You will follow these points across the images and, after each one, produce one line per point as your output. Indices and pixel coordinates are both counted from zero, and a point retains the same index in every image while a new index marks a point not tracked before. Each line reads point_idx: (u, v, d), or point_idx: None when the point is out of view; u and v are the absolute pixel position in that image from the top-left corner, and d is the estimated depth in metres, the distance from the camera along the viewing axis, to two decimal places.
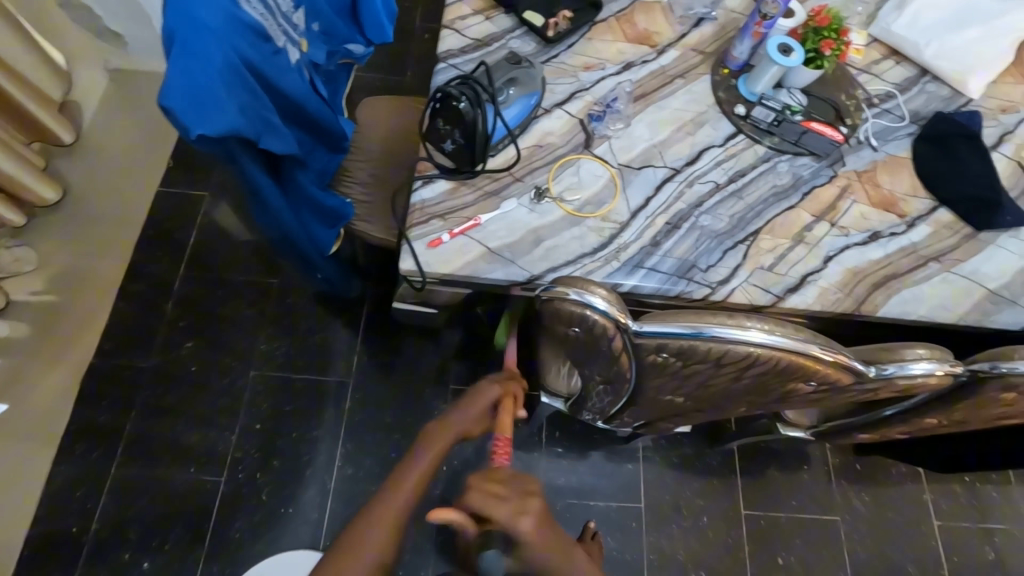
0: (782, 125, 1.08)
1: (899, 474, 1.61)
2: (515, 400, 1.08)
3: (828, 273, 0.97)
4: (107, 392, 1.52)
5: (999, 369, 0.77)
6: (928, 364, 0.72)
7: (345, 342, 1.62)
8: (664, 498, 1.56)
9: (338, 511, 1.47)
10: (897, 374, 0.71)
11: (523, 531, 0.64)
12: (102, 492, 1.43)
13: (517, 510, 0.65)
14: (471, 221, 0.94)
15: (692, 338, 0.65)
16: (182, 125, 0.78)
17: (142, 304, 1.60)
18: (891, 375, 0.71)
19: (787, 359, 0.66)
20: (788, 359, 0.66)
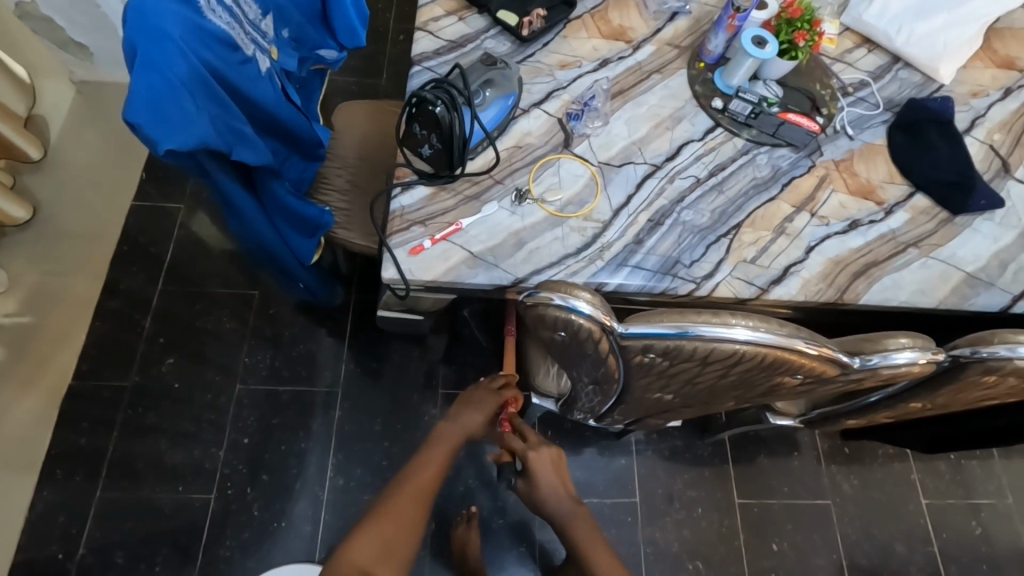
0: (760, 117, 1.08)
1: (887, 456, 1.63)
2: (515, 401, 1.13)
3: (810, 263, 0.97)
4: (88, 414, 1.48)
5: (981, 354, 0.78)
6: (911, 353, 0.71)
7: (331, 351, 1.60)
8: (658, 491, 1.56)
9: (332, 522, 1.45)
10: (882, 365, 0.71)
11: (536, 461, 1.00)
12: (86, 517, 1.39)
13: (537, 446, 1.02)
14: (453, 226, 0.93)
15: (677, 338, 0.64)
16: (148, 140, 0.75)
17: (120, 322, 1.57)
18: (875, 366, 0.71)
19: (773, 355, 0.66)
20: (773, 355, 0.65)
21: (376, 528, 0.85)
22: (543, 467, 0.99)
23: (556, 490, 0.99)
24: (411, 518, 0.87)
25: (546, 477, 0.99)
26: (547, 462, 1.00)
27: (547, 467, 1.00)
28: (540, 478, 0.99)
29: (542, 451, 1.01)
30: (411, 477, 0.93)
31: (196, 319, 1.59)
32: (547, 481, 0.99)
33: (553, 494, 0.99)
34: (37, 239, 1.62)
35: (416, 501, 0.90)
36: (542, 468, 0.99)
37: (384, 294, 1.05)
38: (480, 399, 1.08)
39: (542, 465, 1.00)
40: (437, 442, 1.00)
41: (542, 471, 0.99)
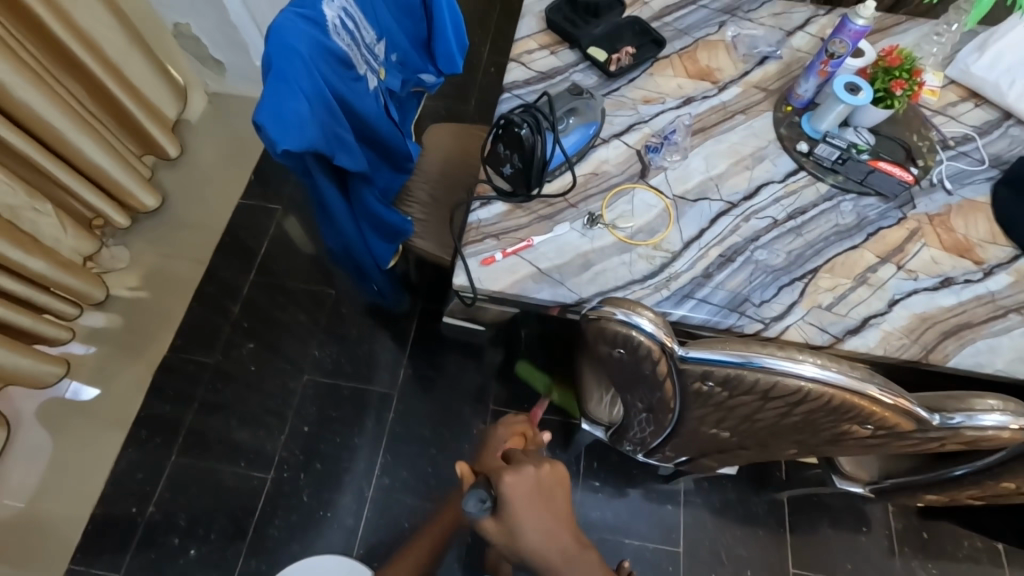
0: (847, 163, 1.05)
1: (975, 548, 1.47)
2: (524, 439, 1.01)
3: (892, 316, 0.92)
4: (174, 384, 1.63)
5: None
6: (1001, 416, 0.63)
7: (392, 355, 1.68)
8: (704, 544, 1.48)
9: (373, 521, 1.50)
10: (966, 426, 0.62)
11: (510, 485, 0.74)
12: (159, 479, 1.52)
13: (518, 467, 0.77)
14: (524, 242, 0.97)
15: (736, 365, 0.62)
16: (269, 140, 0.85)
17: (211, 306, 1.73)
18: (958, 426, 0.63)
19: (842, 397, 0.60)
20: (842, 397, 0.60)
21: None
22: (526, 497, 0.74)
23: (545, 537, 0.74)
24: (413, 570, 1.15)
25: (528, 510, 0.74)
26: (531, 489, 0.75)
27: (533, 498, 0.75)
28: (520, 514, 0.73)
29: (523, 474, 0.75)
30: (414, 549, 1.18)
31: (276, 311, 1.73)
32: (533, 513, 0.74)
33: (538, 535, 0.74)
34: (160, 225, 1.84)
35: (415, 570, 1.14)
36: (523, 502, 0.74)
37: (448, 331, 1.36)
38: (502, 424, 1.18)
39: (524, 488, 0.75)
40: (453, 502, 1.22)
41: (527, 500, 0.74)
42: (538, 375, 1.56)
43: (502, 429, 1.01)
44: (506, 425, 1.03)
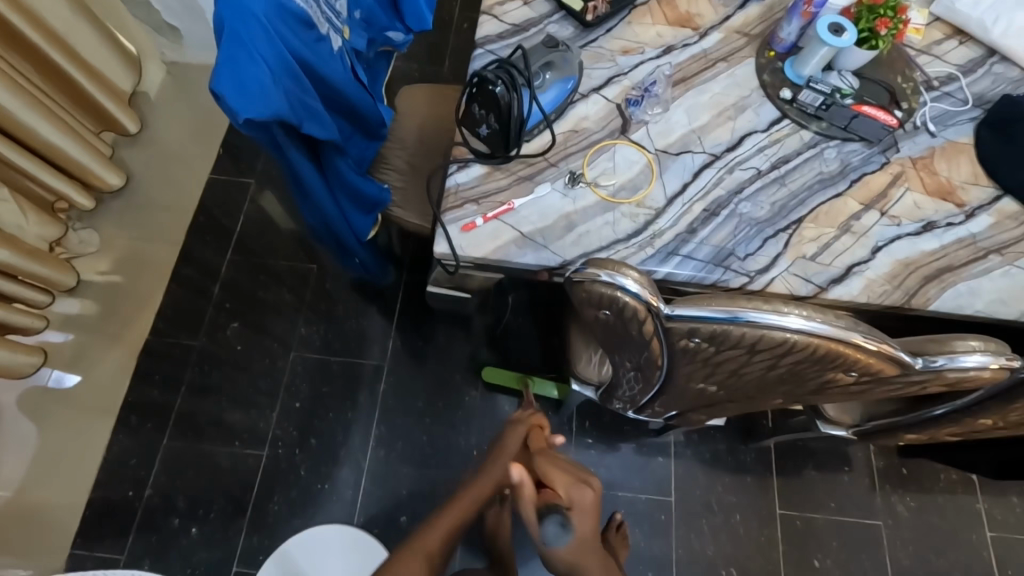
0: (831, 109, 1.03)
1: (950, 481, 1.55)
2: (542, 430, 1.15)
3: (875, 263, 0.92)
4: (160, 368, 1.62)
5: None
6: (982, 356, 0.62)
7: (380, 328, 1.67)
8: (695, 492, 1.54)
9: (372, 491, 1.53)
10: (948, 368, 0.62)
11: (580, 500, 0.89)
12: (153, 462, 1.52)
13: (577, 486, 0.90)
14: (505, 206, 0.94)
15: (721, 321, 0.60)
16: (230, 110, 0.80)
17: (190, 288, 1.71)
18: (940, 368, 0.62)
19: (828, 346, 0.59)
20: (828, 346, 0.59)
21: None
22: (587, 512, 0.89)
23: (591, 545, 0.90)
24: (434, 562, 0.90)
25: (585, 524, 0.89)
26: (589, 506, 0.89)
27: (587, 512, 0.89)
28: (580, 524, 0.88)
29: (585, 493, 0.89)
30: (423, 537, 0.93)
31: (259, 289, 1.71)
32: (587, 524, 0.89)
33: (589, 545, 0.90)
34: (129, 206, 1.77)
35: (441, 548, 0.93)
36: (584, 511, 0.89)
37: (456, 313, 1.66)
38: (520, 422, 1.14)
39: (582, 511, 0.89)
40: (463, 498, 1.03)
41: (584, 516, 0.88)
42: (505, 375, 1.58)
43: (517, 427, 1.13)
44: (521, 422, 1.15)
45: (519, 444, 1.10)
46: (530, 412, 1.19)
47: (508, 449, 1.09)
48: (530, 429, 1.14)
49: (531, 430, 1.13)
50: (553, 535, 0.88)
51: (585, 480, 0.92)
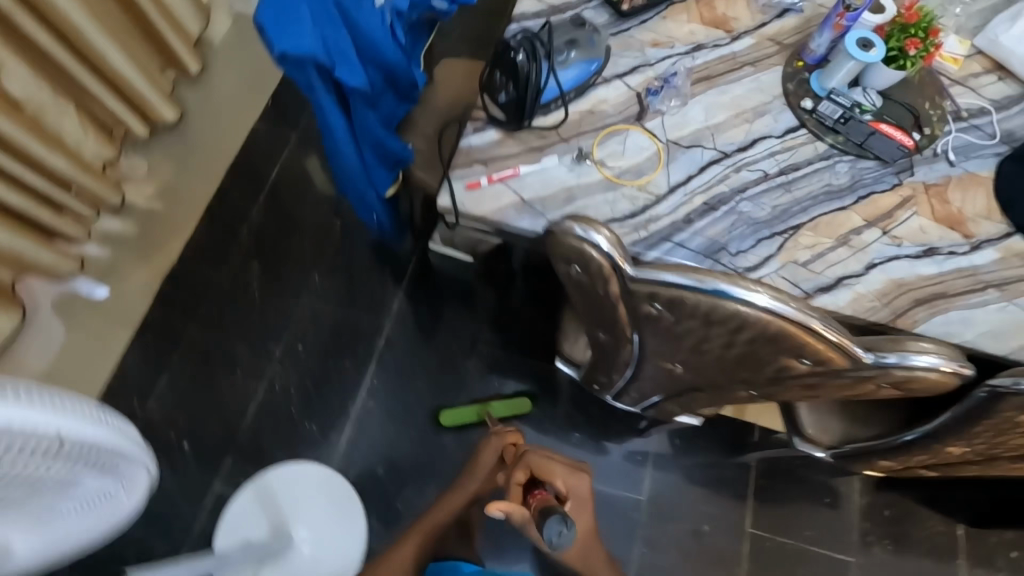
0: (849, 123, 1.03)
1: (933, 531, 1.51)
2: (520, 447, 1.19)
3: (868, 279, 0.92)
4: (183, 295, 1.74)
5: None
6: (935, 358, 0.61)
7: (388, 287, 1.74)
8: (668, 496, 1.54)
9: (356, 438, 1.59)
10: (897, 366, 0.61)
11: (579, 488, 1.03)
12: (162, 377, 1.63)
13: (570, 479, 1.03)
14: (512, 171, 0.98)
15: (677, 285, 0.62)
16: (269, 44, 0.92)
17: (218, 226, 1.85)
18: (889, 366, 0.61)
19: (778, 324, 0.60)
20: (777, 324, 0.60)
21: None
22: (584, 499, 1.03)
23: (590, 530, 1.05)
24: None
25: (581, 510, 1.03)
26: (584, 496, 1.03)
27: (584, 500, 1.03)
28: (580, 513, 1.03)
29: (580, 481, 1.03)
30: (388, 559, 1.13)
31: (283, 236, 1.81)
32: (585, 510, 1.04)
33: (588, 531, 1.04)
34: (179, 142, 1.78)
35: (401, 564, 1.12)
36: (581, 498, 1.03)
37: (446, 264, 1.71)
38: (495, 436, 1.21)
39: (578, 498, 1.03)
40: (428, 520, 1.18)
41: (579, 503, 1.03)
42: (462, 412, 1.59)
43: (495, 445, 1.20)
44: (500, 437, 1.20)
45: (494, 458, 1.20)
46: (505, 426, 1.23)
47: (485, 464, 1.20)
48: (504, 447, 1.19)
49: (506, 448, 1.19)
50: (553, 541, 0.91)
51: (577, 472, 1.04)
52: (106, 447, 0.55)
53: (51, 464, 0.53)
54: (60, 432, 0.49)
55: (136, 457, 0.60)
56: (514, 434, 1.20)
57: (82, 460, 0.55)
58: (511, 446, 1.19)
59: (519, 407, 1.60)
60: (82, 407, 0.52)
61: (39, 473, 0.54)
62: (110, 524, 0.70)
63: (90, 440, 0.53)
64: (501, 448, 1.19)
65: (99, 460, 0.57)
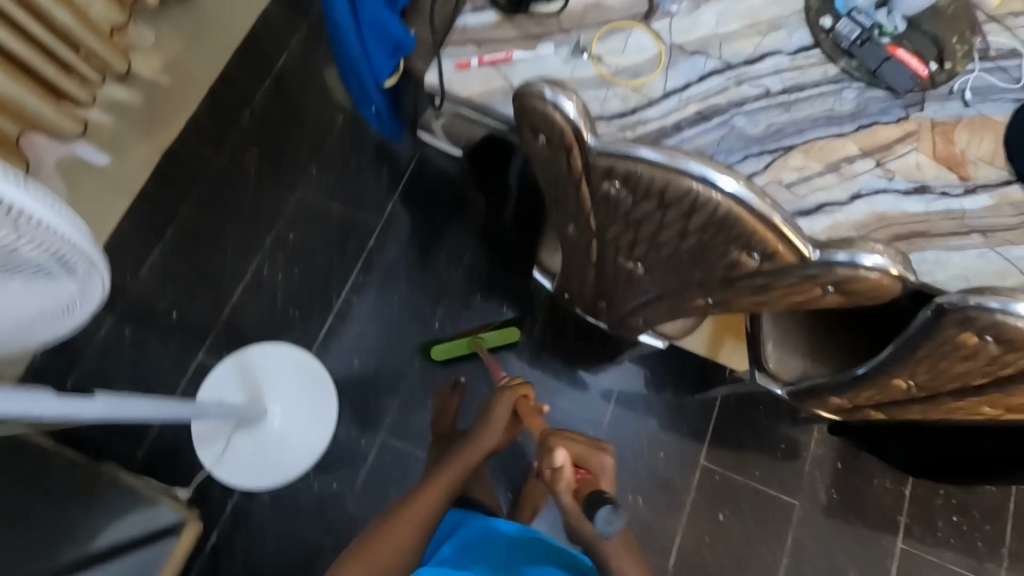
0: (865, 46, 0.97)
1: (881, 487, 1.55)
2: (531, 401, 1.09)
3: (850, 209, 0.90)
4: (179, 168, 1.73)
5: (965, 305, 0.68)
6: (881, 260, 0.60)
7: (383, 188, 1.73)
8: (629, 422, 1.59)
9: (336, 329, 1.63)
10: (841, 265, 0.61)
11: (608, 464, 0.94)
12: (155, 248, 1.66)
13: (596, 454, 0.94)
14: (504, 54, 0.95)
15: (633, 158, 0.62)
16: None
17: (219, 106, 1.78)
18: (833, 265, 0.61)
19: (727, 206, 0.60)
20: (727, 206, 0.60)
21: (369, 554, 0.91)
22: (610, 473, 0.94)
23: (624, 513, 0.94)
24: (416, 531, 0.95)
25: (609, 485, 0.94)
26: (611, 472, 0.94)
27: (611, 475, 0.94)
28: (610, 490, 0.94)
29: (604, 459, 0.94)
30: (409, 505, 0.98)
31: (284, 124, 1.78)
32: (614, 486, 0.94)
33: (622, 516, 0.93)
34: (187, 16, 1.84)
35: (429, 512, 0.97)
36: (608, 472, 0.94)
37: (443, 161, 1.72)
38: (505, 390, 1.09)
39: (606, 474, 0.94)
40: (451, 467, 1.03)
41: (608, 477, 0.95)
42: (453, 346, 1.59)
43: (506, 400, 1.08)
44: (509, 393, 1.09)
45: (508, 414, 1.08)
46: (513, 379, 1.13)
47: (496, 420, 1.07)
48: (515, 399, 1.08)
49: (518, 405, 1.08)
50: (600, 529, 0.84)
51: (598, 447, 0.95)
52: (78, 248, 0.60)
53: (27, 253, 0.57)
54: (45, 221, 0.54)
55: (99, 266, 0.65)
56: (522, 393, 1.09)
57: (56, 256, 0.59)
58: (522, 404, 1.08)
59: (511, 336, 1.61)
60: (62, 204, 0.56)
61: (8, 262, 0.57)
62: (55, 336, 0.75)
63: (65, 236, 0.57)
64: (512, 405, 1.08)
65: (70, 262, 0.61)
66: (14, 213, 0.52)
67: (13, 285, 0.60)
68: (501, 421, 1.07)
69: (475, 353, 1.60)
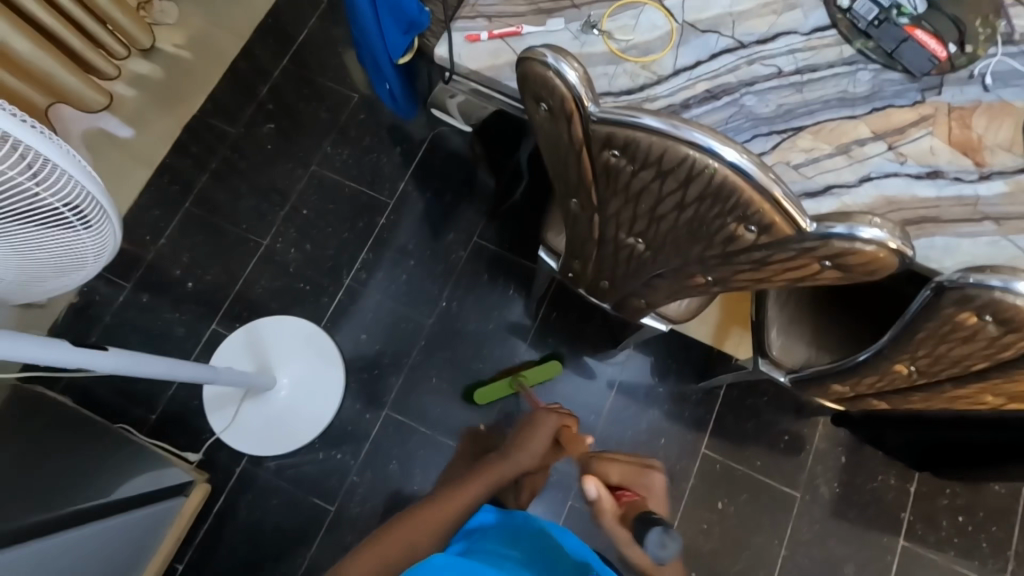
0: (882, 26, 0.95)
1: (884, 484, 1.53)
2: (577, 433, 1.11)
3: (859, 192, 0.89)
4: (197, 142, 1.76)
5: (967, 280, 0.66)
6: (880, 233, 0.59)
7: (396, 168, 1.75)
8: (631, 408, 1.59)
9: (344, 304, 1.65)
10: (840, 237, 0.60)
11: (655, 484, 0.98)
12: (173, 218, 1.70)
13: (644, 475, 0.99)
14: (514, 28, 0.95)
15: (631, 126, 0.62)
16: None
17: (238, 82, 1.81)
18: (831, 237, 0.61)
19: (724, 175, 0.60)
20: (723, 174, 0.60)
21: (386, 546, 0.88)
22: (657, 494, 0.98)
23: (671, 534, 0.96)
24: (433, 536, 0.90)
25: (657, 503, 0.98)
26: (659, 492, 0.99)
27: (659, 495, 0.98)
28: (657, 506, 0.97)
29: (653, 479, 0.98)
30: (429, 506, 0.93)
31: (301, 101, 1.80)
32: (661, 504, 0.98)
33: None
34: None
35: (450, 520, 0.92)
36: (656, 490, 0.98)
37: (456, 139, 1.75)
38: (551, 414, 1.11)
39: (654, 494, 0.98)
40: (481, 475, 0.99)
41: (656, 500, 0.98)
42: (497, 390, 1.56)
43: (550, 422, 1.09)
44: (554, 416, 1.10)
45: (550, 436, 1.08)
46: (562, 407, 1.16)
47: (537, 439, 1.07)
48: (560, 425, 1.10)
49: (562, 432, 1.10)
50: (654, 553, 0.80)
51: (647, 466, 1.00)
52: (92, 198, 0.63)
53: (44, 202, 0.59)
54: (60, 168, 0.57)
55: (112, 218, 0.68)
56: (567, 422, 1.12)
57: (72, 207, 0.62)
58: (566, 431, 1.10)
59: (551, 371, 1.59)
60: (75, 153, 0.59)
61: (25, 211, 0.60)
62: (66, 288, 0.78)
63: (78, 184, 0.60)
64: (555, 427, 1.09)
65: (84, 213, 0.64)
66: (31, 156, 0.55)
67: (34, 238, 0.63)
68: (542, 440, 1.07)
69: (518, 393, 1.57)
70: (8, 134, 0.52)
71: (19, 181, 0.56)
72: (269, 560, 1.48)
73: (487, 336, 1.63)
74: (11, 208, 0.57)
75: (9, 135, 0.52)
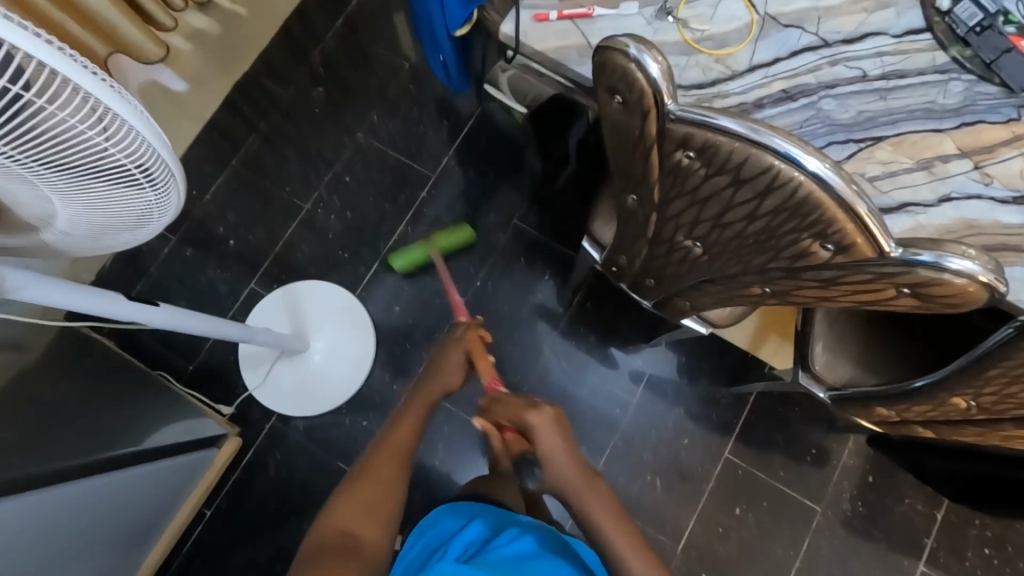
0: (985, 33, 0.87)
1: (911, 509, 1.49)
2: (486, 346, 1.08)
3: (936, 212, 0.84)
4: (248, 101, 1.77)
5: None
6: (974, 265, 0.56)
7: (441, 141, 1.73)
8: (656, 404, 1.58)
9: (380, 275, 1.66)
10: (927, 267, 0.57)
11: (539, 421, 0.88)
12: (219, 175, 1.72)
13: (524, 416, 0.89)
14: (585, 10, 0.91)
15: (709, 128, 0.59)
16: None
17: (291, 42, 1.80)
18: (917, 265, 0.57)
19: (807, 188, 0.57)
20: (807, 189, 0.57)
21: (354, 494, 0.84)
22: (545, 433, 0.87)
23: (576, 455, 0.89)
24: (386, 487, 0.85)
25: (547, 442, 0.87)
26: (548, 425, 0.88)
27: (549, 430, 0.88)
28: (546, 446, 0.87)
29: (540, 415, 0.88)
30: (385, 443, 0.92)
31: (351, 66, 1.78)
32: (552, 443, 0.87)
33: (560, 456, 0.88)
34: None
35: (397, 461, 0.89)
36: (543, 428, 0.87)
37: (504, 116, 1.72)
38: (457, 337, 1.07)
39: (540, 430, 0.88)
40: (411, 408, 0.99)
41: (544, 434, 0.88)
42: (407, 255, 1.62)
43: (457, 347, 1.05)
44: (460, 339, 1.06)
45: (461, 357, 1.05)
46: (468, 321, 1.11)
47: (447, 366, 1.04)
48: (470, 340, 1.07)
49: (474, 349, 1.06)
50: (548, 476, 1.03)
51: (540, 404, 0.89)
52: (159, 159, 0.63)
53: (115, 160, 0.59)
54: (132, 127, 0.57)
55: (178, 180, 0.68)
56: (468, 338, 1.06)
57: (140, 167, 0.62)
58: (477, 348, 1.06)
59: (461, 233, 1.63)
60: (147, 111, 0.59)
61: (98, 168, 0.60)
62: (128, 245, 0.79)
63: (148, 144, 0.60)
64: (465, 349, 1.05)
65: (152, 174, 0.64)
66: (104, 112, 0.54)
67: (103, 194, 0.64)
68: (455, 363, 1.04)
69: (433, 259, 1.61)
70: (82, 90, 0.51)
71: (91, 136, 0.55)
72: (291, 515, 1.53)
73: (518, 319, 1.62)
74: (82, 163, 0.58)
75: (83, 91, 0.51)
